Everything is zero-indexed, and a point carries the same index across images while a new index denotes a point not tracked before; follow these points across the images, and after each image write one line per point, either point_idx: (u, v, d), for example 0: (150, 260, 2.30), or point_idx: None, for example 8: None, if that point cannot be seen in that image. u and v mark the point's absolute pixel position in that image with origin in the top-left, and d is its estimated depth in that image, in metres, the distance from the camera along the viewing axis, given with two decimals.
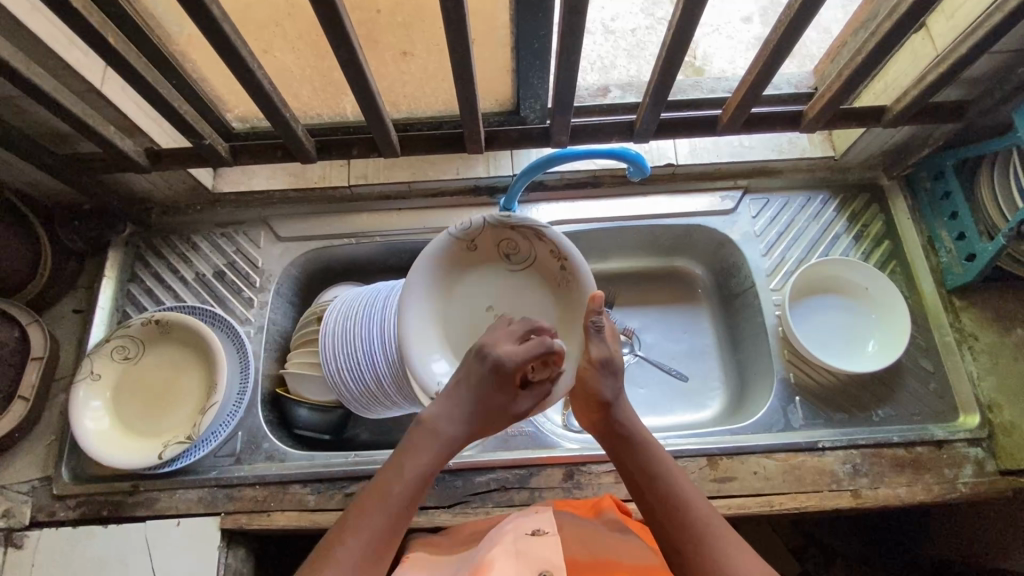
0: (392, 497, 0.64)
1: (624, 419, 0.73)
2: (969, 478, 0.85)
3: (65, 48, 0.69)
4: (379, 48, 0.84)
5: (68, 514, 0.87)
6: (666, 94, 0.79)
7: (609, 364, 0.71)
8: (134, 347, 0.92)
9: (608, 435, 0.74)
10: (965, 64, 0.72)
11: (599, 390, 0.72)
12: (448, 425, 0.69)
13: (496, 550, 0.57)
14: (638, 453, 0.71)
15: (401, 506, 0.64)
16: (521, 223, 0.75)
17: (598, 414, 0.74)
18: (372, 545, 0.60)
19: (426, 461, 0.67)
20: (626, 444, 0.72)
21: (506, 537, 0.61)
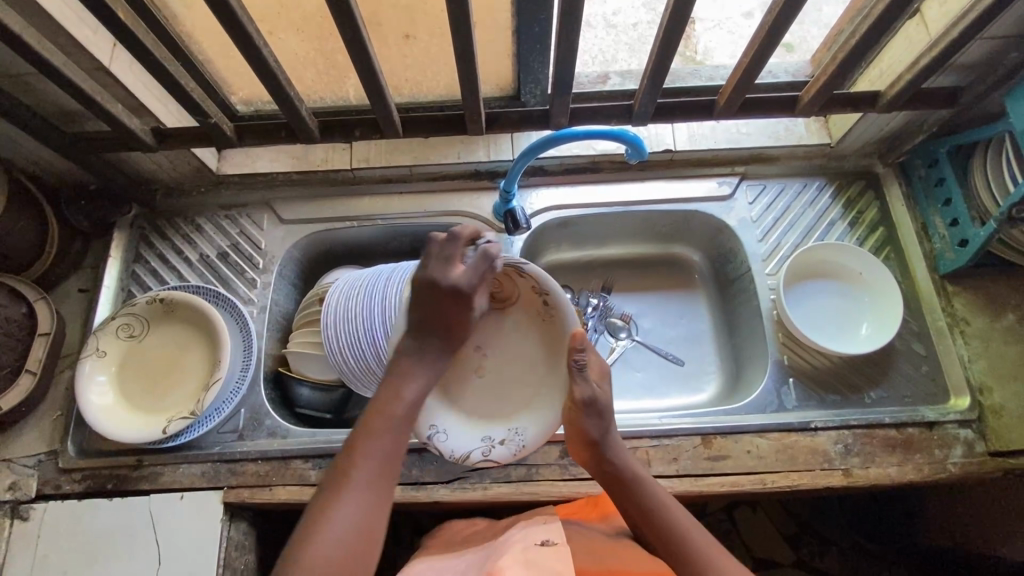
0: (392, 422, 0.71)
1: (614, 457, 0.75)
2: (959, 458, 0.86)
3: (76, 26, 0.71)
4: (382, 29, 0.85)
5: (73, 487, 0.89)
6: (664, 77, 0.81)
7: (594, 405, 0.74)
8: (138, 326, 0.93)
9: (601, 474, 0.76)
10: (957, 48, 0.74)
11: (586, 431, 0.74)
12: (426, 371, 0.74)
13: (506, 559, 0.65)
14: (632, 494, 0.73)
15: (400, 432, 0.71)
16: (502, 263, 0.79)
17: (589, 456, 0.76)
18: (380, 470, 0.69)
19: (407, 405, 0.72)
20: (619, 483, 0.74)
21: (515, 544, 0.69)
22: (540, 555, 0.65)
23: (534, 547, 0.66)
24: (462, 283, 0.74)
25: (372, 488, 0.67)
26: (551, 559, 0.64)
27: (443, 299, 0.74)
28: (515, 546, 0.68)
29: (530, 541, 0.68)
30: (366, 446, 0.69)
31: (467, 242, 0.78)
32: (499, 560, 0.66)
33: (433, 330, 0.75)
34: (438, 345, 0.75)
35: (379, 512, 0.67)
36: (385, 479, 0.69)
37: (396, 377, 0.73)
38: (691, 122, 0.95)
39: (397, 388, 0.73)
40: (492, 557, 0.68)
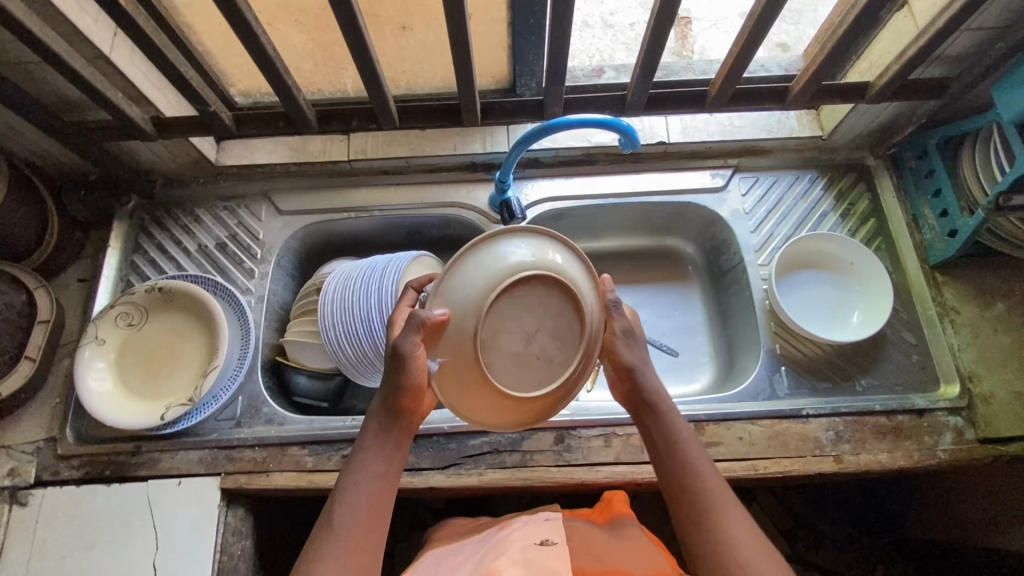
0: (363, 485, 0.66)
1: (649, 382, 0.72)
2: (949, 445, 0.87)
3: (77, 15, 0.72)
4: (379, 21, 0.87)
5: (71, 474, 0.89)
6: (656, 68, 0.82)
7: (631, 334, 0.73)
8: (137, 314, 0.94)
9: (631, 397, 0.73)
10: (943, 37, 0.75)
11: (620, 352, 0.73)
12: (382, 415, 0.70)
13: (503, 561, 0.64)
14: (659, 419, 0.71)
15: (373, 491, 0.65)
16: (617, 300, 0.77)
17: (624, 382, 0.73)
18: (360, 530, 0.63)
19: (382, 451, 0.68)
20: (649, 409, 0.72)
21: (514, 546, 0.68)
22: (539, 558, 0.64)
23: (531, 549, 0.65)
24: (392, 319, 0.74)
25: (351, 546, 0.61)
26: (550, 561, 0.63)
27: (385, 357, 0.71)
28: (514, 548, 0.67)
29: (528, 543, 0.67)
30: (343, 505, 0.64)
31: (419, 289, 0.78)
32: (496, 561, 0.65)
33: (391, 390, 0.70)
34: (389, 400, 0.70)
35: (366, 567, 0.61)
36: (364, 539, 0.63)
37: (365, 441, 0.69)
38: (684, 115, 0.96)
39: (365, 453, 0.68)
40: (490, 558, 0.67)
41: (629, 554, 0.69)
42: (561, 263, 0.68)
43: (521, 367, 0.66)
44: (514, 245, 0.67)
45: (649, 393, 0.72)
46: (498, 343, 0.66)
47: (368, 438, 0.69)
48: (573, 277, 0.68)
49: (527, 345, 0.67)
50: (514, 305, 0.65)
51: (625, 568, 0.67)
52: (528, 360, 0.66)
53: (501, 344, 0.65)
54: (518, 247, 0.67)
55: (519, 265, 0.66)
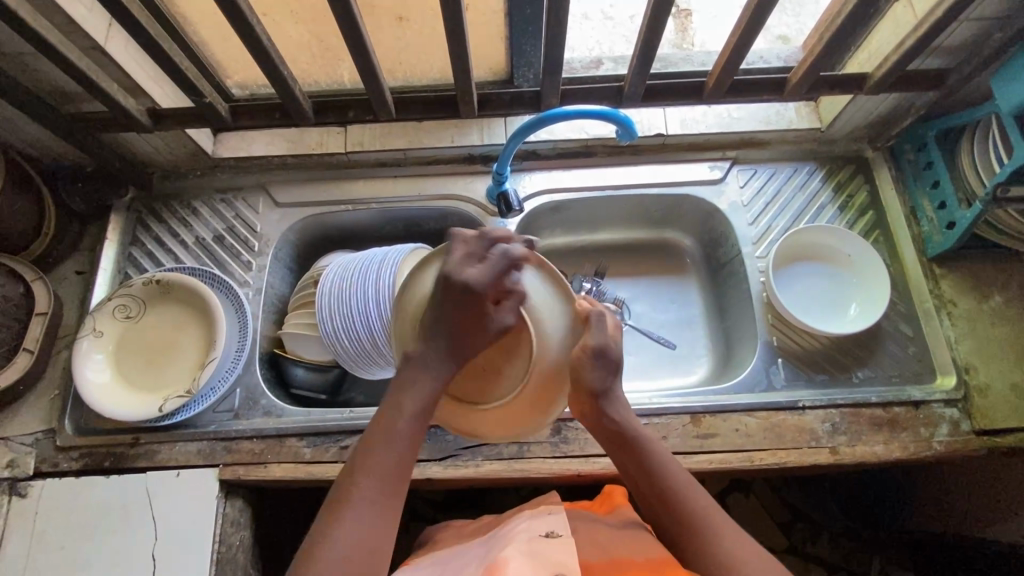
0: (395, 439, 0.64)
1: (616, 412, 0.70)
2: (945, 437, 0.87)
3: (70, 4, 0.71)
4: (376, 12, 0.86)
5: (71, 465, 0.90)
6: (651, 60, 0.82)
7: (604, 354, 0.65)
8: (135, 306, 0.94)
9: (601, 428, 0.70)
10: (942, 27, 0.75)
11: (588, 382, 0.66)
12: (432, 371, 0.63)
13: (510, 554, 0.64)
14: (633, 448, 0.70)
15: (406, 446, 0.64)
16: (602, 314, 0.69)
17: (586, 407, 0.69)
18: (385, 488, 0.62)
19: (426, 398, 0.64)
20: (619, 438, 0.70)
21: (519, 538, 0.68)
22: (545, 551, 0.64)
23: (538, 542, 0.65)
24: (473, 279, 0.63)
25: (377, 507, 0.61)
26: (556, 555, 0.63)
27: (453, 300, 0.63)
28: (520, 540, 0.67)
29: (534, 536, 0.67)
30: (371, 462, 0.62)
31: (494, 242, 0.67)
32: (503, 555, 0.65)
33: (439, 349, 0.63)
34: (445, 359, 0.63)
35: (386, 525, 0.61)
36: (390, 498, 0.62)
37: (402, 386, 0.64)
38: (682, 106, 0.96)
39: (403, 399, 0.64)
40: (496, 552, 0.67)
41: (631, 545, 0.69)
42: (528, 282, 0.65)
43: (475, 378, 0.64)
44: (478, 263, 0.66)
45: (615, 420, 0.70)
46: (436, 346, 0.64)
47: (403, 389, 0.64)
48: (538, 302, 0.64)
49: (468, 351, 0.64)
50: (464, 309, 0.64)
51: (631, 558, 0.67)
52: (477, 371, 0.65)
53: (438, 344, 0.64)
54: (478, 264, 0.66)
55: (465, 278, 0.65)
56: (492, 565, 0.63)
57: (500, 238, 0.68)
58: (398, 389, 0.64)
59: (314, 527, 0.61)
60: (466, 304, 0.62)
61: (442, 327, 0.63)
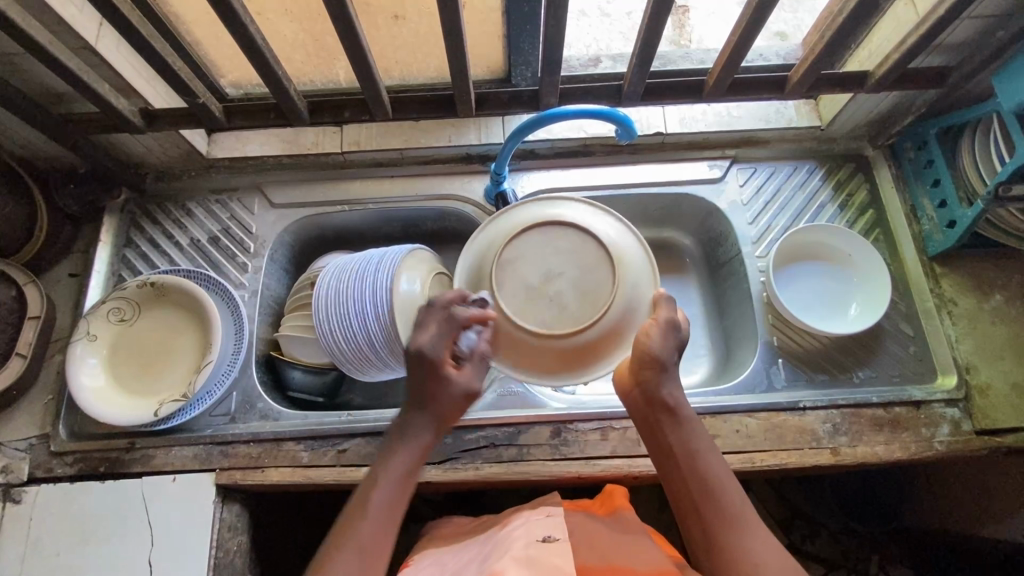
0: (376, 504, 0.64)
1: (672, 387, 0.70)
2: (946, 437, 0.87)
3: (60, 4, 0.70)
4: (371, 10, 0.85)
5: (65, 470, 0.89)
6: (651, 59, 0.81)
7: (675, 328, 0.71)
8: (130, 309, 0.93)
9: (652, 400, 0.69)
10: (944, 25, 0.74)
11: (653, 348, 0.69)
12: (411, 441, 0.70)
13: (506, 561, 0.63)
14: (680, 426, 0.69)
15: (388, 510, 0.65)
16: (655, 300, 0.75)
17: (645, 376, 0.70)
18: (368, 551, 0.61)
19: (406, 463, 0.68)
20: (668, 414, 0.69)
21: (516, 544, 0.67)
22: (541, 555, 0.63)
23: (535, 546, 0.64)
24: (428, 346, 0.71)
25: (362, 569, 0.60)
26: (553, 559, 0.62)
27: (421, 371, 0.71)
28: (516, 546, 0.66)
29: (531, 541, 0.67)
30: (352, 529, 0.62)
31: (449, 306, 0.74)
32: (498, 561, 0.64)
33: (417, 418, 0.71)
34: (424, 427, 0.70)
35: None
36: (373, 552, 0.61)
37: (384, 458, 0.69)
38: (681, 104, 0.95)
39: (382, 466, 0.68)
40: (492, 558, 0.66)
41: (632, 552, 0.68)
42: (611, 237, 0.78)
43: (528, 298, 0.75)
44: (570, 208, 0.80)
45: (670, 397, 0.70)
46: (520, 270, 0.76)
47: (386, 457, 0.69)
48: (619, 253, 0.77)
49: (546, 281, 0.75)
50: (553, 246, 0.76)
51: (630, 565, 0.65)
52: (537, 294, 0.75)
53: (521, 268, 0.76)
54: (567, 209, 0.80)
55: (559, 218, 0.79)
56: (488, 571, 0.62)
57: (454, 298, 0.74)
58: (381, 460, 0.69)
59: None
60: (429, 371, 0.71)
61: (417, 395, 0.71)
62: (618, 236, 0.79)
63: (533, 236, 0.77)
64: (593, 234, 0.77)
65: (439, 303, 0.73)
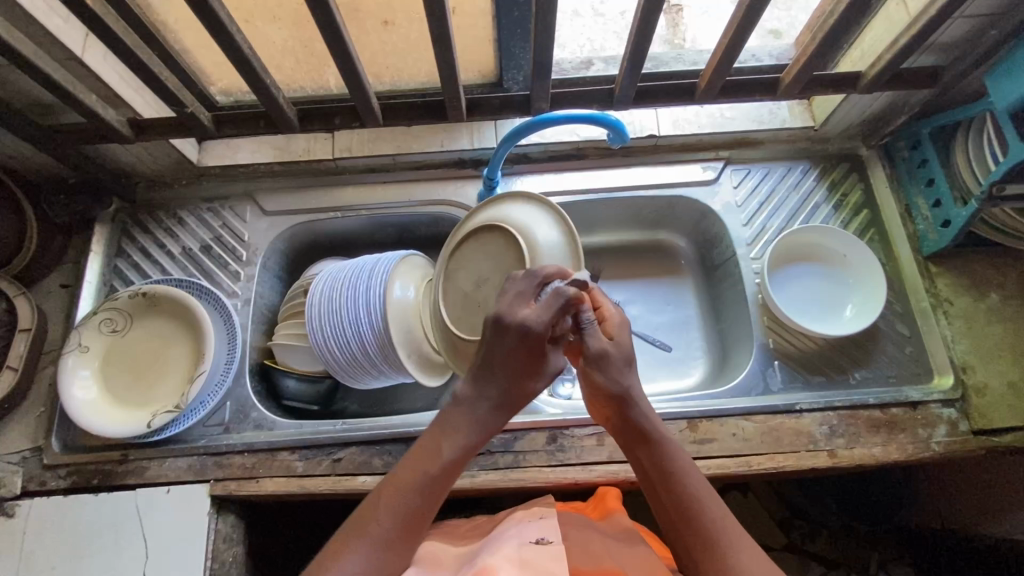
0: (420, 483, 0.67)
1: (640, 413, 0.70)
2: (943, 438, 0.87)
3: (45, 15, 0.69)
4: (360, 16, 0.85)
5: (58, 483, 0.88)
6: (643, 59, 0.80)
7: (604, 360, 0.70)
8: (121, 320, 0.93)
9: (624, 430, 0.71)
10: (935, 25, 0.74)
11: (604, 385, 0.70)
12: (478, 415, 0.69)
13: (499, 560, 0.64)
14: (655, 451, 0.69)
15: (431, 488, 0.67)
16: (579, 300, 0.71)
17: (614, 412, 0.71)
18: (401, 527, 0.65)
19: (462, 441, 0.69)
20: (641, 442, 0.70)
21: (508, 544, 0.67)
22: (535, 559, 0.64)
23: (528, 548, 0.65)
24: (535, 325, 0.65)
25: (387, 544, 0.64)
26: (548, 565, 0.63)
27: (515, 345, 0.66)
28: (509, 546, 0.66)
29: (524, 542, 0.67)
30: (391, 501, 0.66)
31: (544, 282, 0.69)
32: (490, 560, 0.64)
33: (494, 387, 0.69)
34: (488, 400, 0.70)
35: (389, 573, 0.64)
36: (402, 540, 0.65)
37: (441, 429, 0.69)
38: (674, 106, 0.94)
39: (439, 443, 0.69)
40: (484, 557, 0.67)
41: (625, 556, 0.69)
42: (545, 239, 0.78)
43: (466, 305, 0.80)
44: (517, 209, 0.82)
45: (640, 424, 0.70)
46: (458, 279, 0.82)
47: (444, 429, 0.69)
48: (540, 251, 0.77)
49: (479, 288, 0.80)
50: (481, 249, 0.81)
51: (620, 569, 0.66)
52: (472, 299, 0.80)
53: (459, 277, 0.81)
54: (516, 208, 0.82)
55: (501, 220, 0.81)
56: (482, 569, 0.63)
57: (548, 274, 0.69)
58: (439, 432, 0.70)
59: (321, 557, 0.64)
60: (527, 348, 0.66)
61: (500, 371, 0.68)
62: (552, 233, 0.79)
63: (468, 245, 0.82)
64: (525, 233, 0.79)
65: (539, 274, 0.69)
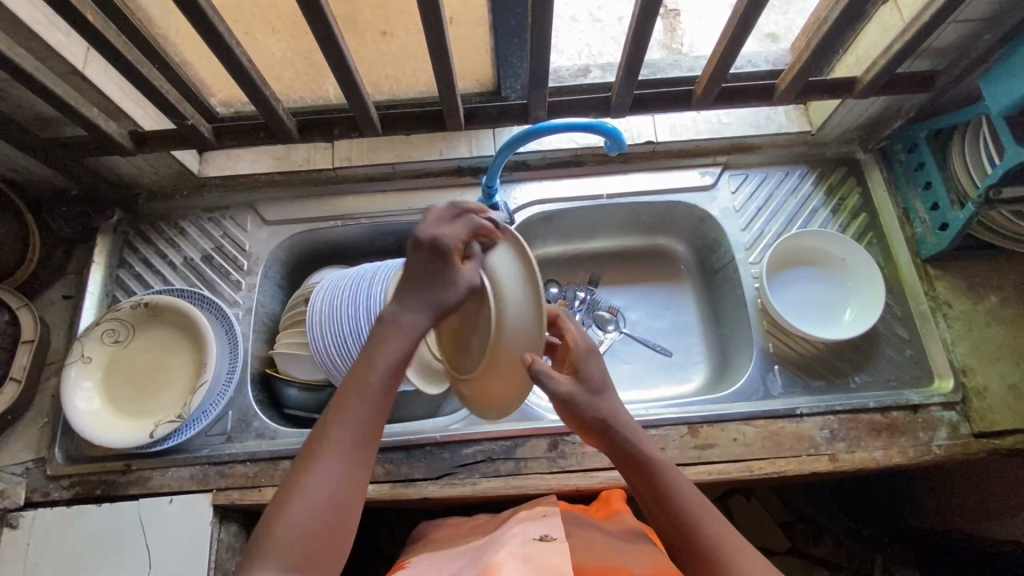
0: (367, 393, 0.61)
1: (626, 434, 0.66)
2: (944, 441, 0.87)
3: (47, 31, 0.70)
4: (359, 27, 0.85)
5: (62, 494, 0.88)
6: (639, 67, 0.80)
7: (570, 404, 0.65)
8: (124, 331, 0.93)
9: (611, 451, 0.67)
10: (929, 30, 0.74)
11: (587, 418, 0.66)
12: (410, 322, 0.64)
13: (503, 556, 0.63)
14: (644, 471, 0.65)
15: (380, 397, 0.61)
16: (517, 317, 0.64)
17: (600, 442, 0.68)
18: (357, 442, 0.59)
19: (401, 344, 0.63)
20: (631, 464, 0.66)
21: (514, 541, 0.67)
22: (539, 554, 0.62)
23: (532, 544, 0.64)
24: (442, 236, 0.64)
25: (348, 462, 0.58)
26: (553, 559, 0.62)
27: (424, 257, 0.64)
28: (514, 542, 0.66)
29: (528, 539, 0.66)
30: (341, 418, 0.59)
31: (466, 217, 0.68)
32: (495, 557, 0.64)
33: (413, 298, 0.64)
34: (422, 312, 0.64)
35: (359, 483, 0.59)
36: (361, 452, 0.60)
37: (376, 342, 0.63)
38: (672, 113, 0.95)
39: (375, 354, 0.62)
40: (489, 555, 0.66)
41: (630, 556, 0.69)
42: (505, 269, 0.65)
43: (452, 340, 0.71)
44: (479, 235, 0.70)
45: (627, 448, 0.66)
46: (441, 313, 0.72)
47: (383, 340, 0.63)
48: (506, 292, 0.64)
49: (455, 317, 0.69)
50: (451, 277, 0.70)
51: (627, 567, 0.66)
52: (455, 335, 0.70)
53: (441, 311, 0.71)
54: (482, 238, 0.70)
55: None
56: (486, 567, 0.62)
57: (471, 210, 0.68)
58: (375, 341, 0.63)
59: (276, 498, 0.57)
60: (433, 260, 0.64)
61: (415, 284, 0.65)
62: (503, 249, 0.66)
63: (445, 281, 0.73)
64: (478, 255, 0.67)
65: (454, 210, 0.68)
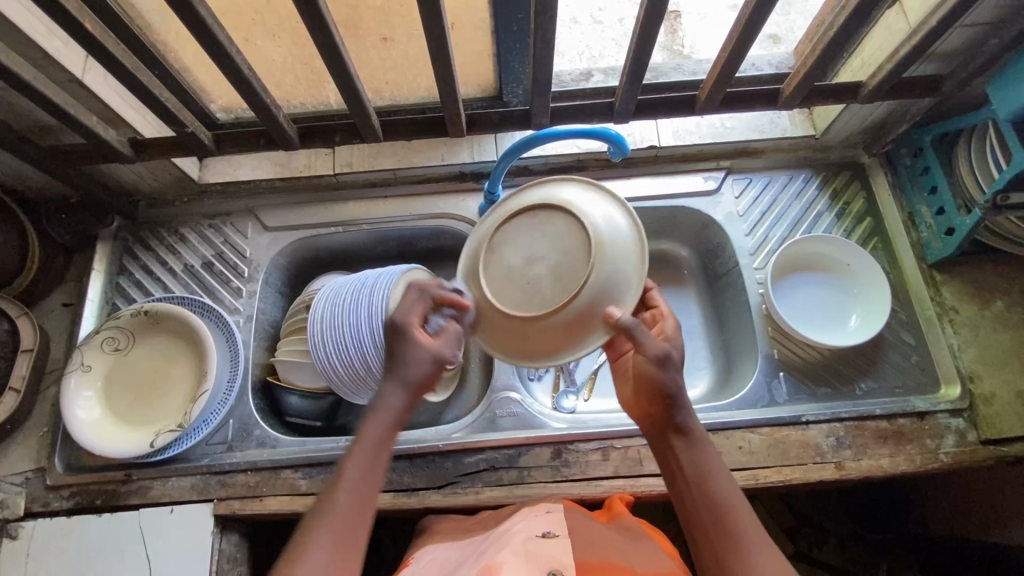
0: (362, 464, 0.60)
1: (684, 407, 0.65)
2: (950, 448, 0.86)
3: (46, 38, 0.70)
4: (360, 33, 0.85)
5: (62, 504, 0.88)
6: (642, 73, 0.80)
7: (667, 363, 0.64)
8: (123, 339, 0.92)
9: (663, 421, 0.65)
10: (936, 35, 0.74)
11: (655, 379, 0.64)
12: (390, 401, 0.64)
13: (504, 554, 0.61)
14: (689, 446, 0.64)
15: (374, 468, 0.61)
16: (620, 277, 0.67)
17: (657, 409, 0.65)
18: (355, 512, 0.58)
19: (390, 417, 0.64)
20: (680, 435, 0.64)
21: (516, 539, 0.66)
22: (541, 550, 0.62)
23: (534, 541, 0.63)
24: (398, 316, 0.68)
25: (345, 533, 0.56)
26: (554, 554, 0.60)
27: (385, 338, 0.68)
28: (516, 541, 0.65)
29: (530, 536, 0.65)
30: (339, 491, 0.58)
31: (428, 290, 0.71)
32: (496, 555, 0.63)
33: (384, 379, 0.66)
34: (397, 388, 0.65)
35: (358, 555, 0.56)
36: (356, 524, 0.57)
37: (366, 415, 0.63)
38: (675, 118, 0.94)
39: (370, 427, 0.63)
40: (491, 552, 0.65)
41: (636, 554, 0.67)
42: (605, 230, 0.68)
43: (511, 280, 0.69)
44: (573, 192, 0.73)
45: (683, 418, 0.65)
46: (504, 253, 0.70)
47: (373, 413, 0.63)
48: (608, 248, 0.67)
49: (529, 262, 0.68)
50: (532, 226, 0.70)
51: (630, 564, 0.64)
52: (518, 276, 0.68)
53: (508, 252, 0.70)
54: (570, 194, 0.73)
55: (554, 200, 0.72)
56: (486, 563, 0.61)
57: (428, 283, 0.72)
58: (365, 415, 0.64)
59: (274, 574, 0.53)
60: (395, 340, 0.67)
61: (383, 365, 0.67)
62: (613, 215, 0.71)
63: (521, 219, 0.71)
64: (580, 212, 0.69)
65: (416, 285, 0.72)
